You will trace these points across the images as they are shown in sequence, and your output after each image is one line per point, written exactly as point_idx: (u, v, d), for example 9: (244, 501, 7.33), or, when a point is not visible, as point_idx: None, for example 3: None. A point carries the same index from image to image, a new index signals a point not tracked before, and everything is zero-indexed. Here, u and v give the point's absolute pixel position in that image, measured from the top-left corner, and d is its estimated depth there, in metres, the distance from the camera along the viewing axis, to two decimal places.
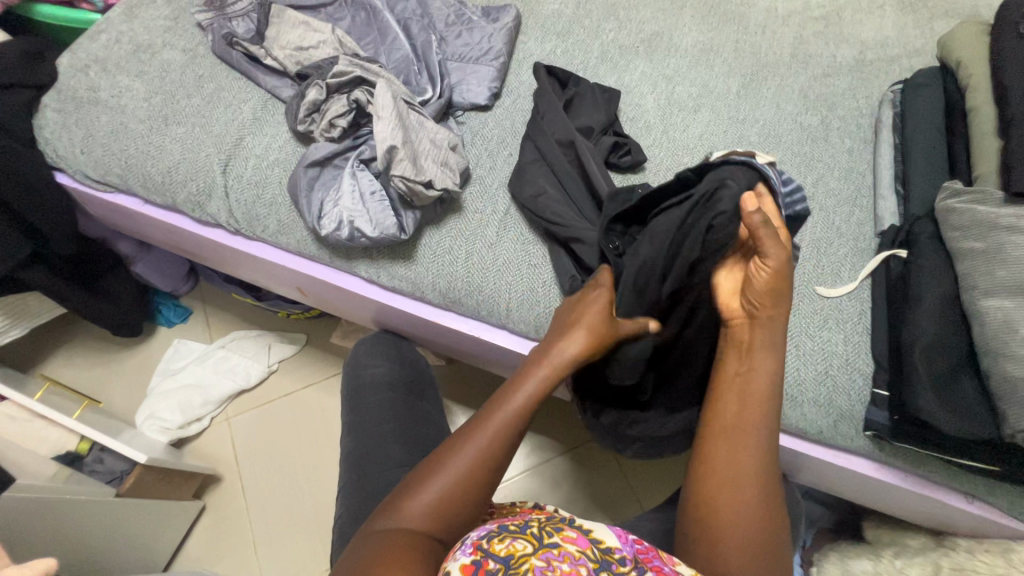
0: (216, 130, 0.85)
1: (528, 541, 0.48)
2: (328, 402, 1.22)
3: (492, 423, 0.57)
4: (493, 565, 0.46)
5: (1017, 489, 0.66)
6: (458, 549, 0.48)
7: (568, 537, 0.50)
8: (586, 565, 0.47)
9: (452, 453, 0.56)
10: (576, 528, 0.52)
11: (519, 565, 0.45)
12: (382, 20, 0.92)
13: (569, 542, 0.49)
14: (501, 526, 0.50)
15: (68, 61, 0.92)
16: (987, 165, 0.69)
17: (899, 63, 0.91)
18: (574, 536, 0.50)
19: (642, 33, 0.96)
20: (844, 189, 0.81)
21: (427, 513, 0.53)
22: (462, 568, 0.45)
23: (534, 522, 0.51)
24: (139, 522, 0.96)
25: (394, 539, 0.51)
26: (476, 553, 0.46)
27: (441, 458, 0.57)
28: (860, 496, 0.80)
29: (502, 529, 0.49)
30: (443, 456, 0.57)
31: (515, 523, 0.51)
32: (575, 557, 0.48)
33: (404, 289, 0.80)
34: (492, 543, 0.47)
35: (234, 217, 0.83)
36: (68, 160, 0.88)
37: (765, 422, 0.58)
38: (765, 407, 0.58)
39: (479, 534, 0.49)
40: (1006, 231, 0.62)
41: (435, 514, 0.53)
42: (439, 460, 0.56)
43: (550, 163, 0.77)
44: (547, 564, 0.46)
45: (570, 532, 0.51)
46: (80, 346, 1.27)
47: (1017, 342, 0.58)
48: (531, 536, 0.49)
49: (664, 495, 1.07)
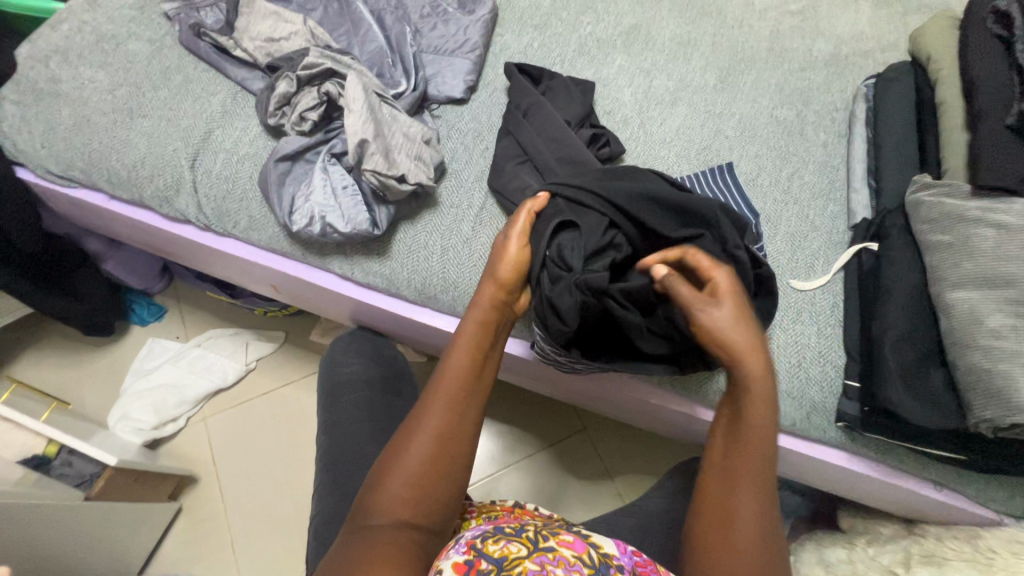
0: (183, 123, 0.83)
1: (523, 544, 0.48)
2: (307, 401, 1.20)
3: (435, 404, 0.58)
4: (486, 565, 0.47)
5: (983, 476, 0.68)
6: (452, 548, 0.50)
7: (565, 541, 0.50)
8: (581, 571, 0.47)
9: (408, 441, 0.56)
10: (574, 532, 0.52)
11: (511, 568, 0.46)
12: (355, 11, 0.90)
13: (566, 547, 0.49)
14: (498, 529, 0.51)
15: (28, 51, 0.89)
16: (956, 159, 0.70)
17: (873, 58, 0.92)
18: (570, 540, 0.50)
19: (620, 26, 0.96)
20: (818, 183, 0.82)
21: (401, 500, 0.53)
22: (454, 567, 0.47)
23: (530, 527, 0.52)
24: (112, 525, 0.94)
25: (373, 538, 0.51)
26: (470, 552, 0.48)
27: (394, 448, 0.56)
28: (835, 486, 0.81)
29: (499, 531, 0.51)
30: (396, 445, 0.57)
31: (512, 527, 0.52)
32: (570, 562, 0.48)
33: (379, 285, 0.78)
34: (486, 544, 0.49)
35: (203, 213, 0.81)
36: (29, 154, 0.85)
37: (761, 460, 0.54)
38: (762, 449, 0.55)
39: (476, 534, 0.50)
40: (973, 224, 0.63)
41: (410, 501, 0.53)
42: (398, 445, 0.56)
43: (540, 163, 0.76)
44: (540, 568, 0.46)
45: (566, 537, 0.51)
46: (48, 347, 1.24)
47: (982, 333, 0.59)
48: (527, 540, 0.49)
49: (644, 490, 1.07)
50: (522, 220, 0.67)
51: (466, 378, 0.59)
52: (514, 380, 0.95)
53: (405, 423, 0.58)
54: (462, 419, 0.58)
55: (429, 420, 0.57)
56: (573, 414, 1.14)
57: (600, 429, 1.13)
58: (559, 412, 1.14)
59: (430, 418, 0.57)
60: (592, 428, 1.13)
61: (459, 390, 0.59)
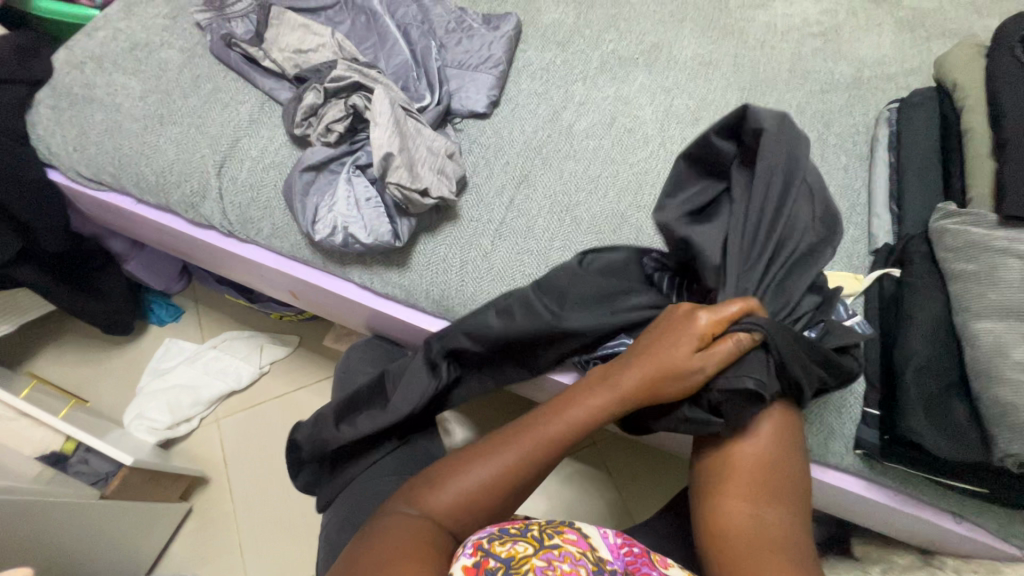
0: (211, 131, 0.85)
1: (529, 543, 0.48)
2: (318, 406, 1.21)
3: (519, 437, 0.58)
4: (493, 565, 0.47)
5: (1004, 510, 0.67)
6: (461, 551, 0.49)
7: (569, 538, 0.50)
8: (586, 566, 0.48)
9: (477, 459, 0.57)
10: (576, 530, 0.52)
11: (520, 566, 0.46)
12: (382, 25, 0.91)
13: (570, 543, 0.50)
14: (503, 529, 0.51)
15: (64, 57, 0.91)
16: (982, 187, 0.69)
17: (896, 81, 0.92)
18: (573, 539, 0.51)
19: (642, 45, 0.97)
20: (839, 206, 0.82)
21: (446, 504, 0.54)
22: (463, 570, 0.47)
23: (535, 525, 0.51)
24: (124, 524, 0.95)
25: (408, 525, 0.52)
26: (477, 553, 0.47)
27: (464, 462, 0.57)
28: (851, 514, 0.80)
29: (505, 532, 0.50)
30: (466, 459, 0.57)
31: (516, 526, 0.51)
32: (575, 557, 0.48)
33: (398, 296, 0.79)
34: (493, 544, 0.48)
35: (228, 220, 0.82)
36: (61, 157, 0.87)
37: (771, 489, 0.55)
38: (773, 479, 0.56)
39: (482, 535, 0.50)
40: (998, 254, 0.63)
41: (455, 509, 0.54)
42: (462, 465, 0.57)
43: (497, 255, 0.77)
44: (546, 565, 0.47)
45: (570, 534, 0.51)
46: (69, 344, 1.26)
47: (1007, 365, 0.58)
48: (532, 538, 0.49)
49: (655, 507, 1.06)
50: (703, 320, 0.57)
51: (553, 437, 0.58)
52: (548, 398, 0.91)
53: (485, 440, 0.60)
54: (530, 467, 0.57)
55: (512, 449, 0.57)
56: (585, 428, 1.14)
57: (612, 444, 1.12)
58: None
59: (507, 452, 0.57)
60: (604, 443, 1.12)
61: (544, 437, 0.58)
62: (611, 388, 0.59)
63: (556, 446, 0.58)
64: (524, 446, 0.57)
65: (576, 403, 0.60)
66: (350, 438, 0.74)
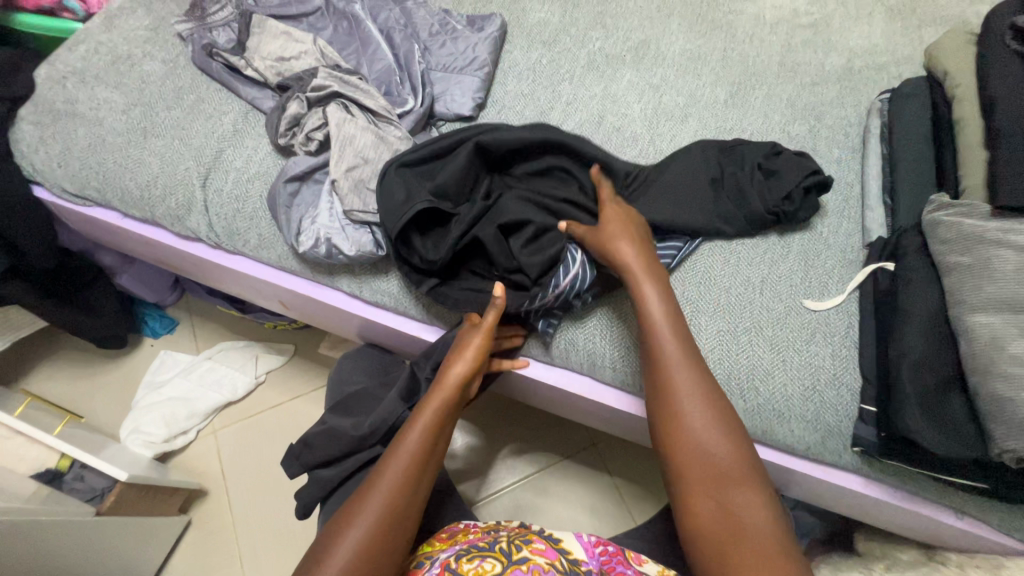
0: (195, 143, 0.84)
1: (497, 561, 0.52)
2: (315, 414, 1.20)
3: (388, 470, 0.60)
4: None
5: (1006, 504, 0.66)
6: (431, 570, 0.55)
7: (536, 549, 0.54)
8: None
9: (356, 515, 0.58)
10: (544, 540, 0.56)
11: None
12: (364, 30, 0.90)
13: (538, 554, 0.54)
14: (473, 545, 0.55)
15: (46, 72, 0.91)
16: (975, 177, 0.68)
17: (887, 71, 0.91)
18: (541, 548, 0.54)
19: (630, 41, 0.95)
20: (832, 200, 0.81)
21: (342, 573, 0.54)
22: None
23: (504, 538, 0.56)
24: (121, 540, 0.95)
25: None
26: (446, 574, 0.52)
27: (343, 521, 0.58)
28: (852, 511, 0.79)
29: (474, 549, 0.55)
30: (344, 517, 0.58)
31: (486, 542, 0.56)
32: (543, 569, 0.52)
33: (386, 304, 0.78)
34: (461, 564, 0.53)
35: (214, 232, 0.82)
36: (45, 173, 0.86)
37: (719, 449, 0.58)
38: (717, 435, 0.58)
39: (451, 554, 0.55)
40: (993, 246, 0.62)
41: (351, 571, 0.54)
42: (332, 543, 0.57)
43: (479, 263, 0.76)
44: None
45: (538, 544, 0.55)
46: (64, 359, 1.26)
47: (1003, 359, 0.57)
48: (501, 554, 0.53)
49: (655, 507, 1.05)
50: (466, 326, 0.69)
51: (418, 446, 0.61)
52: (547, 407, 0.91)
53: (350, 503, 0.60)
54: (409, 493, 0.60)
55: (376, 493, 0.59)
56: (583, 428, 1.13)
57: (610, 443, 1.11)
58: (569, 427, 1.14)
59: (385, 477, 0.60)
60: (601, 443, 1.12)
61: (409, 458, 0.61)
62: (441, 392, 0.65)
63: (419, 452, 0.61)
64: (392, 474, 0.60)
65: (424, 411, 0.64)
66: (340, 448, 0.74)
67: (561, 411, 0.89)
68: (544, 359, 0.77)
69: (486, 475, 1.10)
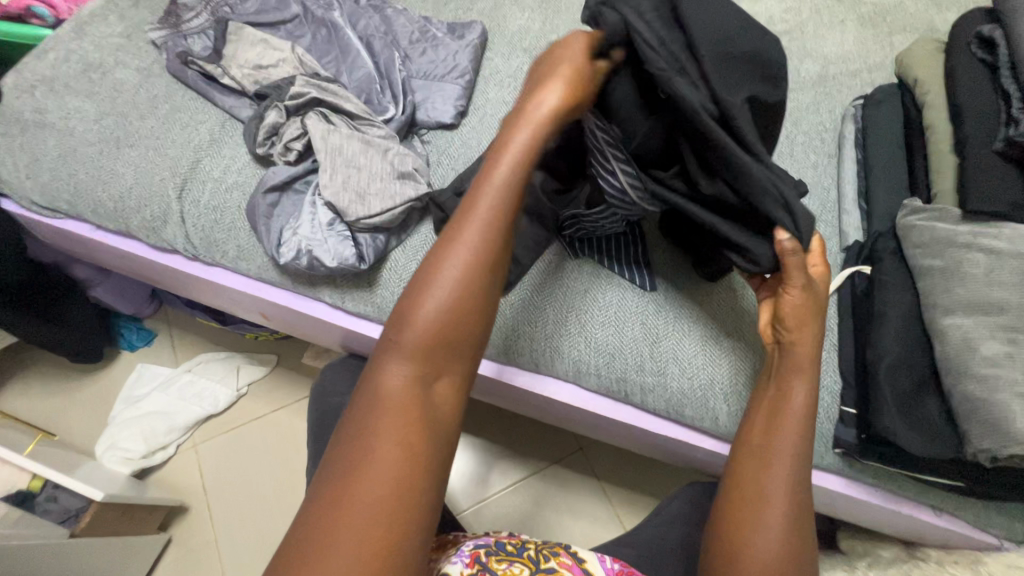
0: (170, 153, 0.82)
1: (525, 565, 0.54)
2: (299, 426, 1.18)
3: (464, 241, 0.50)
4: None
5: (981, 501, 0.67)
6: (455, 557, 0.55)
7: (565, 562, 0.55)
8: None
9: (426, 300, 0.49)
10: (572, 555, 0.57)
11: None
12: (343, 37, 0.89)
13: (565, 567, 0.55)
14: (501, 547, 0.57)
15: (13, 81, 0.88)
16: (946, 182, 0.70)
17: (860, 78, 0.93)
18: (569, 562, 0.56)
19: None
20: (809, 205, 0.82)
21: (416, 354, 0.48)
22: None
23: (532, 547, 0.57)
24: (98, 562, 0.92)
25: (389, 400, 0.46)
26: (474, 565, 0.53)
27: (414, 297, 0.49)
28: (834, 511, 0.80)
29: (503, 550, 0.56)
30: (417, 291, 0.49)
31: (514, 546, 0.57)
32: None
33: (370, 314, 0.78)
34: (491, 560, 0.54)
35: (191, 243, 0.80)
36: (14, 185, 0.84)
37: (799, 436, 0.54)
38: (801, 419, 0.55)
39: (479, 548, 0.56)
40: (963, 249, 0.63)
41: (426, 361, 0.48)
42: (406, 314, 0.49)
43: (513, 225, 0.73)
44: None
45: (566, 558, 0.56)
46: (36, 375, 1.22)
47: (976, 360, 0.58)
48: (528, 560, 0.55)
49: (642, 511, 1.06)
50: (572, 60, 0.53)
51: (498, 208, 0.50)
52: (535, 414, 0.90)
53: (419, 271, 0.50)
54: (483, 292, 0.50)
55: (449, 273, 0.49)
56: (570, 433, 1.13)
57: (598, 448, 1.12)
58: (556, 432, 1.13)
59: (451, 271, 0.49)
60: (589, 448, 1.12)
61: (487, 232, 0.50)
62: (529, 122, 0.51)
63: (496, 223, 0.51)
64: (463, 263, 0.49)
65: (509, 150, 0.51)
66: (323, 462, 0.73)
67: (544, 416, 0.89)
68: (519, 365, 0.76)
69: (474, 483, 1.09)
